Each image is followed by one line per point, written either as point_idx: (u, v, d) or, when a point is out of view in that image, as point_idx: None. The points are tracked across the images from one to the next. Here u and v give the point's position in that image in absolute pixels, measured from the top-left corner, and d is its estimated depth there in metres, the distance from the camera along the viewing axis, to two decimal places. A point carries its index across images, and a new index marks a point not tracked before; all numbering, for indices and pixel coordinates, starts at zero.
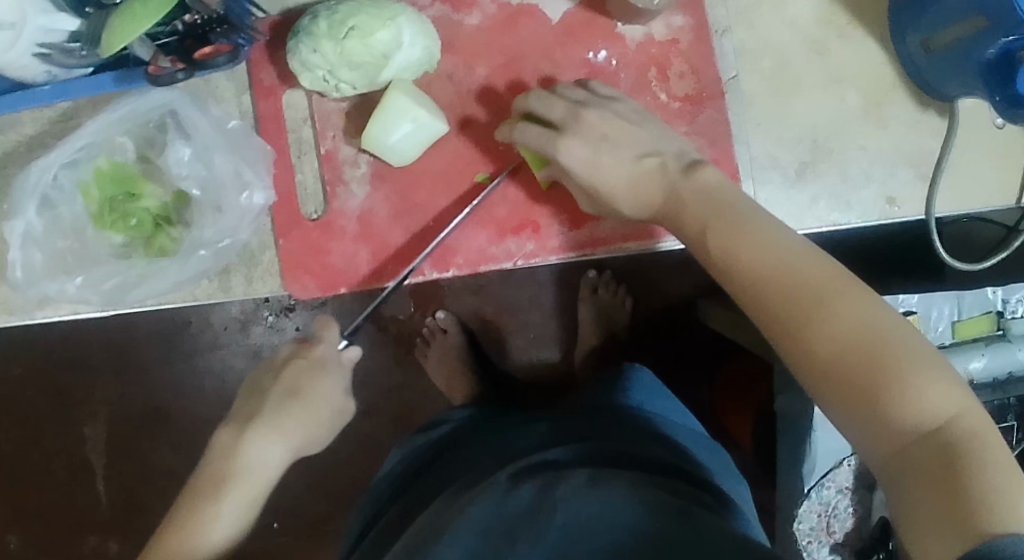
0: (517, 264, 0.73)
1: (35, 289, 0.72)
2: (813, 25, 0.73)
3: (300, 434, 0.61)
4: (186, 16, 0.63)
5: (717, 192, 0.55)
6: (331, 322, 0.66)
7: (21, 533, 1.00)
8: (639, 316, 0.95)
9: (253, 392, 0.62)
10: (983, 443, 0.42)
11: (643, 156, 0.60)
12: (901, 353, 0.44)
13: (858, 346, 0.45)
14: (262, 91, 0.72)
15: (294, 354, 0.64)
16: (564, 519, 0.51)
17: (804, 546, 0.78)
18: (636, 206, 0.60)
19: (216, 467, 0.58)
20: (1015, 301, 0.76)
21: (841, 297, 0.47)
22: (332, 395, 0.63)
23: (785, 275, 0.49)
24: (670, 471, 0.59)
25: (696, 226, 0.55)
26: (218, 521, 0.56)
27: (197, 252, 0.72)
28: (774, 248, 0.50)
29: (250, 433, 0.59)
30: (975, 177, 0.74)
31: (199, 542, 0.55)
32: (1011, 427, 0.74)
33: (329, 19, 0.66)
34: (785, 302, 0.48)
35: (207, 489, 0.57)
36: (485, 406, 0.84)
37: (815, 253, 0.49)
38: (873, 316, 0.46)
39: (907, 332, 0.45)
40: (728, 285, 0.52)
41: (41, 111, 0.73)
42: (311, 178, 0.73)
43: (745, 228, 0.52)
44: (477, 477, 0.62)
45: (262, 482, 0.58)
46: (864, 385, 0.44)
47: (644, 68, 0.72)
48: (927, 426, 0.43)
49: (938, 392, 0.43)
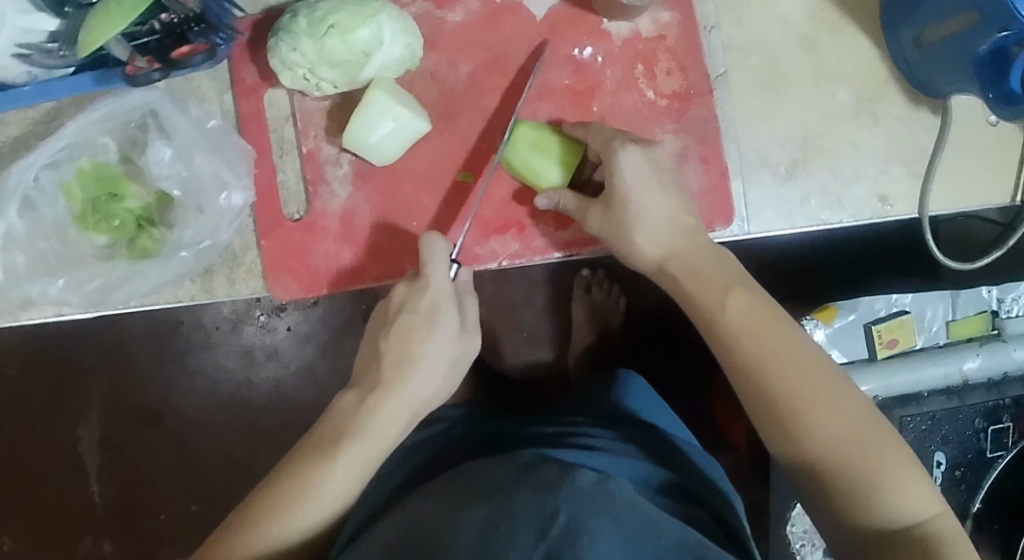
0: (503, 265, 0.72)
1: (17, 290, 0.72)
2: (803, 20, 0.72)
3: (418, 397, 0.60)
4: (163, 15, 0.63)
5: (738, 266, 0.60)
6: (438, 238, 0.62)
7: (15, 534, 1.00)
8: (632, 318, 0.94)
9: (373, 357, 0.61)
10: (956, 538, 0.51)
11: (684, 211, 0.62)
12: (890, 454, 0.52)
13: (858, 442, 0.52)
14: (244, 90, 0.71)
15: (405, 304, 0.61)
16: (565, 521, 0.48)
17: (797, 550, 0.75)
18: (649, 242, 0.62)
19: (339, 423, 0.59)
20: (1010, 300, 0.75)
21: (836, 393, 0.53)
22: (439, 356, 0.61)
23: (796, 363, 0.54)
24: (684, 493, 0.61)
25: (710, 294, 0.58)
26: (330, 476, 0.57)
27: (179, 254, 0.71)
28: (784, 339, 0.55)
29: (370, 402, 0.59)
30: (971, 175, 0.72)
31: (314, 495, 0.56)
32: (1005, 428, 0.72)
33: (310, 17, 0.65)
34: (788, 392, 0.53)
35: (326, 444, 0.58)
36: (475, 406, 0.81)
37: (814, 348, 0.55)
38: (870, 416, 0.53)
39: (895, 434, 0.53)
40: (732, 355, 0.56)
41: (23, 112, 0.71)
42: (293, 177, 0.72)
43: (758, 306, 0.56)
44: (467, 469, 0.59)
45: (382, 446, 0.59)
46: (858, 478, 0.51)
47: (631, 65, 0.71)
48: (911, 520, 0.51)
49: (923, 494, 0.51)
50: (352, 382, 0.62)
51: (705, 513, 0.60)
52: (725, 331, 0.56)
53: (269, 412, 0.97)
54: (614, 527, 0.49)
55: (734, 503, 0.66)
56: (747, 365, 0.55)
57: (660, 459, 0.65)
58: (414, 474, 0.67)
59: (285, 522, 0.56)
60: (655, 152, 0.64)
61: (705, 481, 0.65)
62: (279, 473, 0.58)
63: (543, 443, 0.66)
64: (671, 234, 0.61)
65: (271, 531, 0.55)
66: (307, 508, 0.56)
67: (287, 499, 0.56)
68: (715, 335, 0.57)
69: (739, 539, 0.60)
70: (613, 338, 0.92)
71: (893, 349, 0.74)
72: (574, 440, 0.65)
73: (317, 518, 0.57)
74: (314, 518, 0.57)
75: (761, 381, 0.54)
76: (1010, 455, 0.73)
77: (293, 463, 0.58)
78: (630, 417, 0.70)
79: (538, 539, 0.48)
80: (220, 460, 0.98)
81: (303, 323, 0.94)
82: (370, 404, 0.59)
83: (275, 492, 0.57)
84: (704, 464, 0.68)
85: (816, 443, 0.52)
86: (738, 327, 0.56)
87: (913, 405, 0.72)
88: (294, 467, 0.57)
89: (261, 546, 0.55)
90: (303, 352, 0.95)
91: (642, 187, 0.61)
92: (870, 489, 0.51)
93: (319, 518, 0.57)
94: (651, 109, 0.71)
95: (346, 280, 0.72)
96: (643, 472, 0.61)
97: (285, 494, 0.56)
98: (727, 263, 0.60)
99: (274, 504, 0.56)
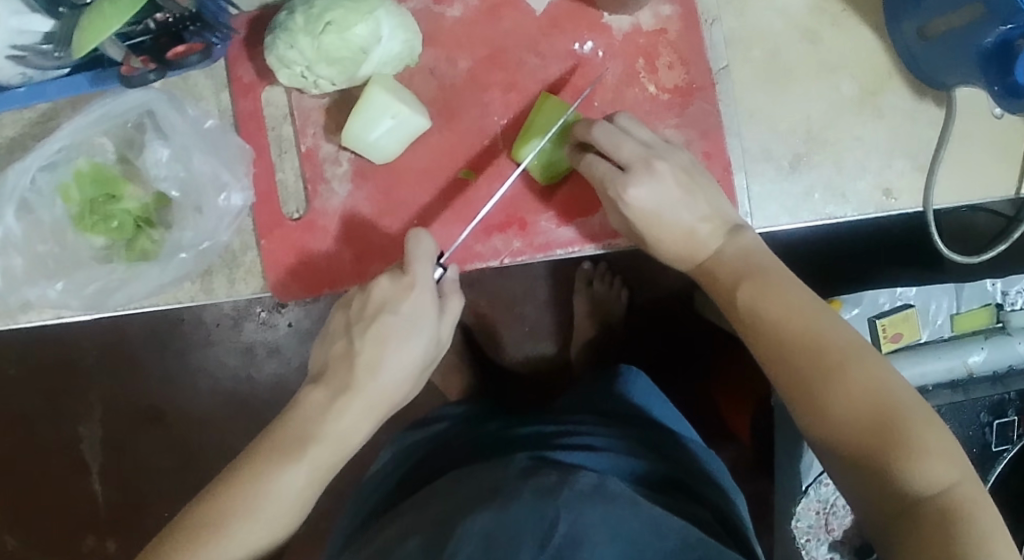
0: (505, 262, 0.71)
1: (14, 296, 0.71)
2: (805, 12, 0.71)
3: (384, 402, 0.59)
4: (158, 15, 0.61)
5: (755, 255, 0.60)
6: (425, 236, 0.60)
7: (19, 533, 0.99)
8: (635, 308, 0.93)
9: (345, 356, 0.59)
10: (982, 509, 0.48)
11: (702, 222, 0.62)
12: (909, 426, 0.50)
13: (872, 413, 0.51)
14: (241, 89, 0.70)
15: (387, 302, 0.59)
16: (566, 529, 0.49)
17: (802, 545, 0.75)
18: (670, 254, 0.63)
19: (302, 426, 0.57)
20: (1014, 292, 0.75)
21: (853, 367, 0.52)
22: (407, 357, 0.59)
23: (807, 340, 0.54)
24: (681, 490, 0.61)
25: (728, 282, 0.60)
26: (291, 479, 0.55)
27: (179, 255, 0.71)
28: (802, 315, 0.55)
29: (336, 405, 0.58)
30: (976, 167, 0.72)
31: (272, 499, 0.54)
32: (1011, 422, 0.71)
33: (306, 14, 0.64)
34: (802, 369, 0.53)
35: (288, 448, 0.56)
36: (480, 404, 0.81)
37: (836, 322, 0.55)
38: (888, 385, 0.51)
39: (915, 404, 0.51)
40: (751, 337, 0.57)
41: (18, 113, 0.70)
42: (292, 176, 0.71)
43: (774, 289, 0.57)
44: (467, 472, 0.59)
45: (344, 448, 0.58)
46: (869, 446, 0.50)
47: (632, 59, 0.70)
48: (932, 490, 0.48)
49: (941, 460, 0.49)
50: (311, 381, 0.60)
51: (706, 511, 0.59)
52: (741, 312, 0.58)
53: (270, 407, 0.97)
54: (602, 534, 0.49)
55: (735, 499, 0.66)
56: (762, 342, 0.56)
57: (664, 454, 0.65)
58: (417, 476, 0.67)
59: (245, 526, 0.54)
60: (651, 137, 0.64)
61: (704, 478, 0.64)
62: (232, 473, 0.56)
63: (543, 441, 0.66)
64: (678, 245, 0.62)
65: (224, 531, 0.53)
66: (268, 513, 0.54)
67: (243, 500, 0.54)
68: (738, 316, 0.58)
69: (737, 531, 0.60)
70: (616, 330, 0.92)
71: (898, 343, 0.74)
72: (577, 437, 0.65)
73: (275, 521, 0.55)
74: (272, 523, 0.55)
75: (777, 358, 0.55)
76: (1016, 448, 0.72)
77: (248, 464, 0.55)
78: (633, 414, 0.70)
79: (540, 551, 0.48)
80: (221, 458, 0.98)
81: (304, 318, 0.93)
82: (333, 406, 0.58)
83: (232, 493, 0.54)
84: (705, 459, 0.67)
85: (829, 415, 0.52)
86: (752, 310, 0.57)
87: None
88: (250, 467, 0.55)
89: (221, 551, 0.53)
90: (304, 347, 0.94)
91: (652, 197, 0.61)
92: (881, 458, 0.50)
93: (276, 523, 0.55)
94: (652, 103, 0.70)
95: (345, 279, 0.71)
96: (641, 470, 0.62)
97: (241, 497, 0.54)
98: (741, 251, 0.61)
99: (228, 505, 0.54)
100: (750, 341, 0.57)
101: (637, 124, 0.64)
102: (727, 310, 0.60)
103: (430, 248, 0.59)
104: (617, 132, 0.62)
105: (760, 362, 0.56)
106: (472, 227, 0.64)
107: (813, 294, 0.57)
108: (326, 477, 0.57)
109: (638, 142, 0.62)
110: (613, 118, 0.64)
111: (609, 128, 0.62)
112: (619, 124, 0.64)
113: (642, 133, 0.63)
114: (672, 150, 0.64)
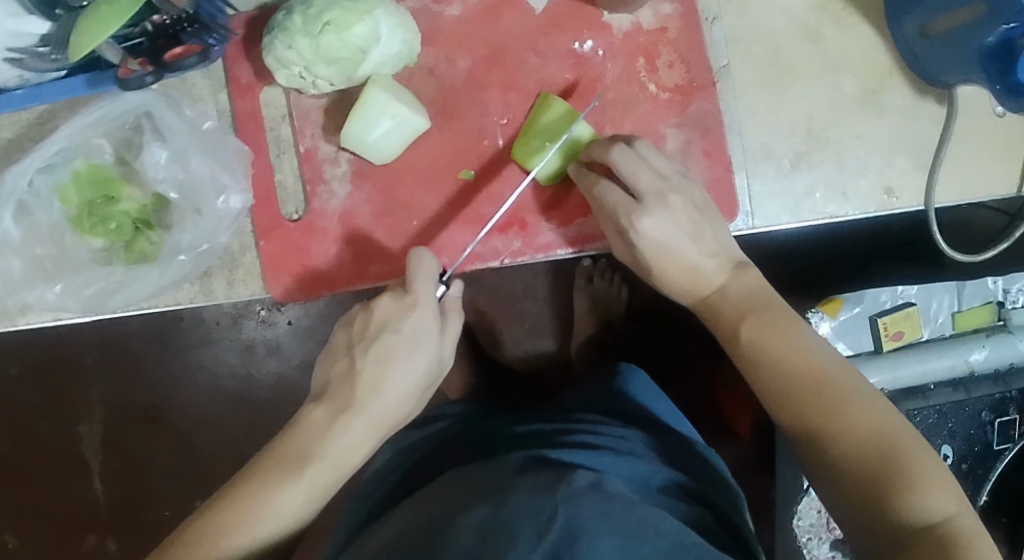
0: (505, 263, 0.71)
1: (14, 298, 0.71)
2: (806, 10, 0.71)
3: (385, 420, 0.59)
4: (155, 17, 0.62)
5: (765, 289, 0.60)
6: (428, 254, 0.60)
7: (19, 533, 0.99)
8: (635, 305, 0.93)
9: (347, 375, 0.59)
10: (980, 541, 0.47)
11: (707, 258, 0.62)
12: (909, 459, 0.50)
13: (873, 445, 0.50)
14: (239, 89, 0.70)
15: (388, 323, 0.60)
16: (564, 522, 0.47)
17: (804, 543, 0.75)
18: (676, 288, 0.63)
19: (301, 444, 0.57)
20: (1016, 290, 0.75)
21: (855, 402, 0.52)
22: (409, 371, 0.59)
23: (810, 374, 0.54)
24: (682, 492, 0.60)
25: (731, 314, 0.60)
26: (289, 498, 0.55)
27: (176, 258, 0.70)
28: (804, 348, 0.55)
29: (336, 425, 0.57)
30: (976, 166, 0.71)
31: (271, 517, 0.54)
32: (1012, 421, 0.71)
33: (304, 14, 0.64)
34: (806, 402, 0.53)
35: (287, 466, 0.56)
36: (481, 403, 0.81)
37: (838, 359, 0.55)
38: (887, 419, 0.51)
39: (915, 438, 0.51)
40: (754, 370, 0.57)
41: (16, 114, 0.70)
42: (291, 177, 0.71)
43: (777, 324, 0.57)
44: (464, 471, 0.58)
45: (345, 469, 0.57)
46: (869, 476, 0.50)
47: (633, 58, 0.70)
48: (931, 519, 0.48)
49: (940, 491, 0.49)
50: (313, 398, 0.60)
51: (709, 514, 0.59)
52: (743, 345, 0.58)
53: (270, 406, 0.97)
54: (604, 530, 0.47)
55: (735, 493, 0.66)
56: (764, 376, 0.56)
57: (668, 459, 0.64)
58: (416, 476, 0.67)
59: (243, 542, 0.54)
60: (666, 165, 0.63)
61: (707, 480, 0.64)
62: (231, 489, 0.55)
63: (542, 442, 0.65)
64: (684, 279, 0.62)
65: (222, 548, 0.53)
66: (266, 530, 0.54)
67: (241, 518, 0.54)
68: (740, 350, 0.58)
69: (740, 536, 0.60)
70: (615, 328, 0.92)
71: (899, 341, 0.74)
72: (576, 437, 0.65)
73: (274, 538, 0.55)
74: (269, 539, 0.55)
75: (779, 391, 0.55)
76: (1017, 447, 0.72)
77: (246, 481, 0.55)
78: (636, 413, 0.70)
79: (538, 541, 0.46)
80: (221, 456, 0.98)
81: (304, 317, 0.93)
82: (334, 426, 0.57)
83: (230, 510, 0.54)
84: (709, 460, 0.67)
85: (832, 447, 0.52)
86: (754, 343, 0.57)
87: (920, 398, 0.72)
88: (250, 487, 0.55)
89: None
90: (305, 346, 0.94)
91: (664, 228, 0.61)
92: (883, 488, 0.49)
93: (274, 538, 0.55)
94: (653, 102, 0.70)
95: (345, 280, 0.71)
96: (643, 471, 0.61)
97: (239, 515, 0.54)
98: (748, 278, 0.61)
99: (225, 521, 0.54)
100: (752, 374, 0.57)
101: (655, 150, 0.63)
102: (729, 343, 0.59)
103: (433, 265, 0.60)
104: (636, 159, 0.62)
105: (761, 395, 0.56)
106: (484, 233, 0.63)
107: (817, 332, 0.58)
108: (325, 496, 0.57)
109: (654, 171, 0.62)
110: (632, 141, 0.64)
111: (628, 155, 0.62)
112: (637, 150, 0.63)
113: (661, 163, 0.63)
114: (688, 183, 0.63)
